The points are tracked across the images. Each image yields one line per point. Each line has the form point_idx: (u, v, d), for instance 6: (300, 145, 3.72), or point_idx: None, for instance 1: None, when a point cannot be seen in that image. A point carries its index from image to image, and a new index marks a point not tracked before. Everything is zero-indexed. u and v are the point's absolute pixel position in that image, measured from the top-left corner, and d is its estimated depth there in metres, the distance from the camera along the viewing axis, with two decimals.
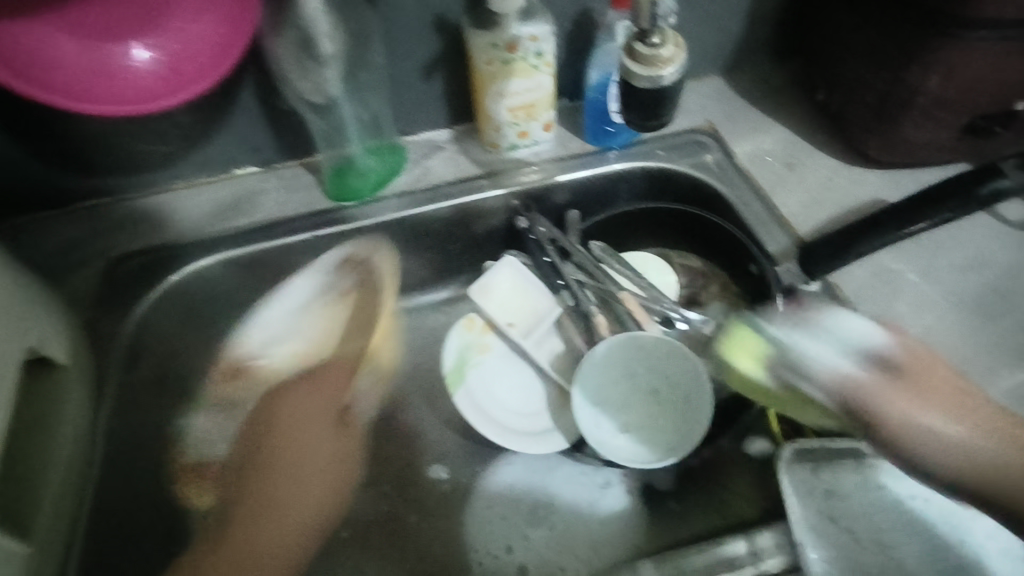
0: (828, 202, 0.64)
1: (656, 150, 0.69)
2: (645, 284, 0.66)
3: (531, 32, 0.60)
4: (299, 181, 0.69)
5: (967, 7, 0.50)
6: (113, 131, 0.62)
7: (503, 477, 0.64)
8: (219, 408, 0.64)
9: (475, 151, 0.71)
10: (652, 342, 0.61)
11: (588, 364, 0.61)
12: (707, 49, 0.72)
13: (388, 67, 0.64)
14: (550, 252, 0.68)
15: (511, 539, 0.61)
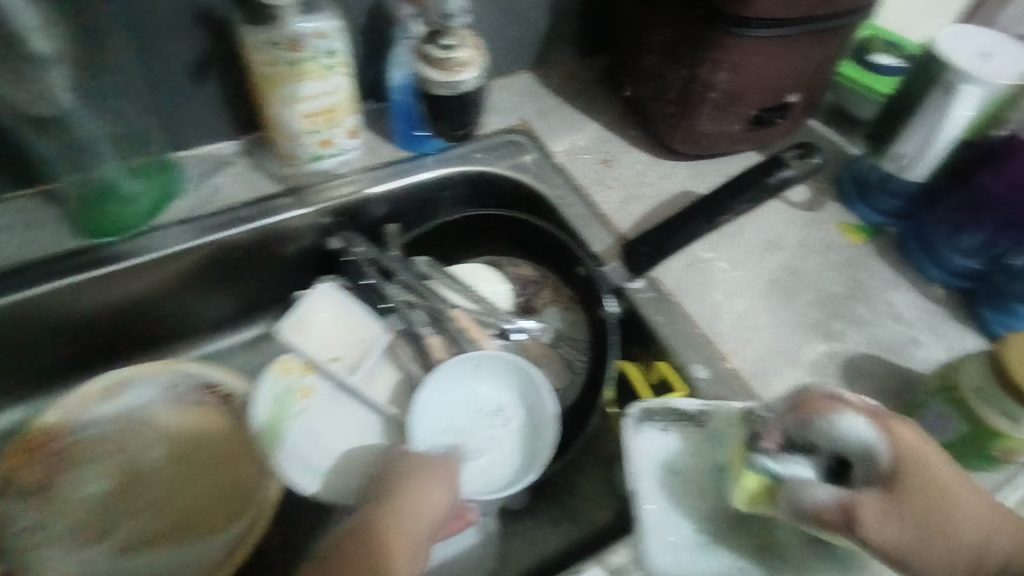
0: (643, 196, 0.65)
1: (473, 152, 0.65)
2: (479, 299, 0.62)
3: (316, 28, 0.52)
4: (34, 217, 0.55)
5: (742, 7, 0.52)
6: None
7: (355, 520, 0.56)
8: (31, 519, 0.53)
9: (270, 164, 0.62)
10: (489, 360, 0.57)
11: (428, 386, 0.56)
12: (513, 45, 0.70)
13: (138, 69, 0.52)
14: (371, 272, 0.62)
15: None
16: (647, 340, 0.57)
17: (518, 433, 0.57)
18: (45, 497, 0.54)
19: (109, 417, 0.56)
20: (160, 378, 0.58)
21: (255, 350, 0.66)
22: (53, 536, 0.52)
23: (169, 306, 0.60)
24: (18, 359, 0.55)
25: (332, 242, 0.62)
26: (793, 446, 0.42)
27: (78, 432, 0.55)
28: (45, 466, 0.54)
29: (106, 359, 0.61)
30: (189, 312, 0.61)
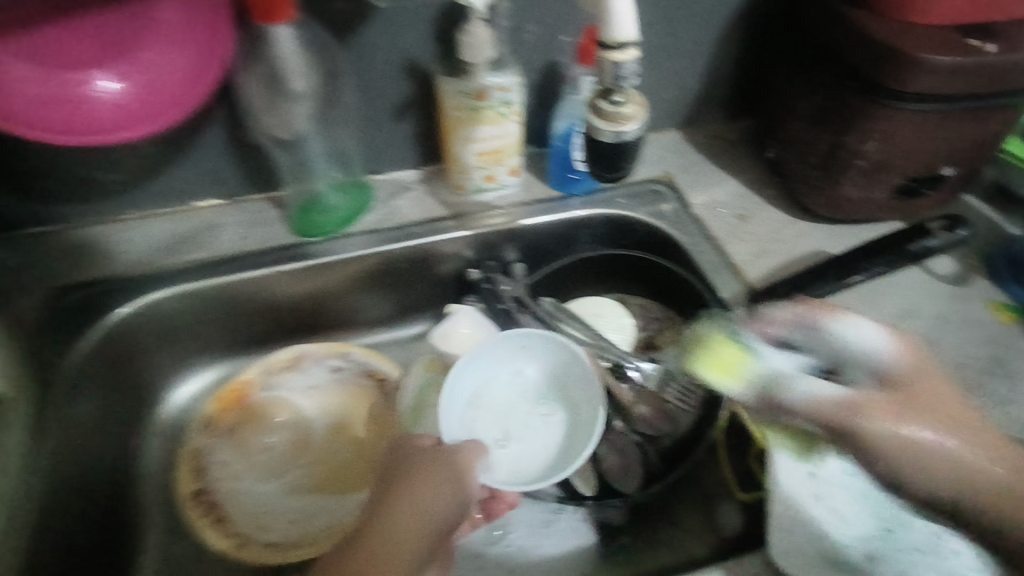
0: (776, 252, 0.67)
1: (618, 198, 0.72)
2: (588, 330, 0.68)
3: (500, 83, 0.62)
4: (262, 217, 0.69)
5: (897, 80, 0.54)
6: (74, 158, 0.61)
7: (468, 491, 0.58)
8: (230, 454, 0.64)
9: (442, 191, 0.73)
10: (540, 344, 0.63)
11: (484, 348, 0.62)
12: (665, 104, 0.77)
13: (359, 107, 0.65)
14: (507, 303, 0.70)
15: None
16: None
17: (560, 425, 0.62)
18: (241, 441, 0.65)
19: (289, 386, 0.68)
20: (330, 362, 0.69)
21: (406, 347, 0.76)
22: (235, 472, 0.63)
23: (346, 301, 0.71)
24: (232, 327, 0.69)
25: (473, 273, 0.71)
26: (784, 346, 0.53)
27: (264, 391, 0.67)
28: (238, 413, 0.66)
29: (292, 337, 0.73)
30: (359, 308, 0.73)
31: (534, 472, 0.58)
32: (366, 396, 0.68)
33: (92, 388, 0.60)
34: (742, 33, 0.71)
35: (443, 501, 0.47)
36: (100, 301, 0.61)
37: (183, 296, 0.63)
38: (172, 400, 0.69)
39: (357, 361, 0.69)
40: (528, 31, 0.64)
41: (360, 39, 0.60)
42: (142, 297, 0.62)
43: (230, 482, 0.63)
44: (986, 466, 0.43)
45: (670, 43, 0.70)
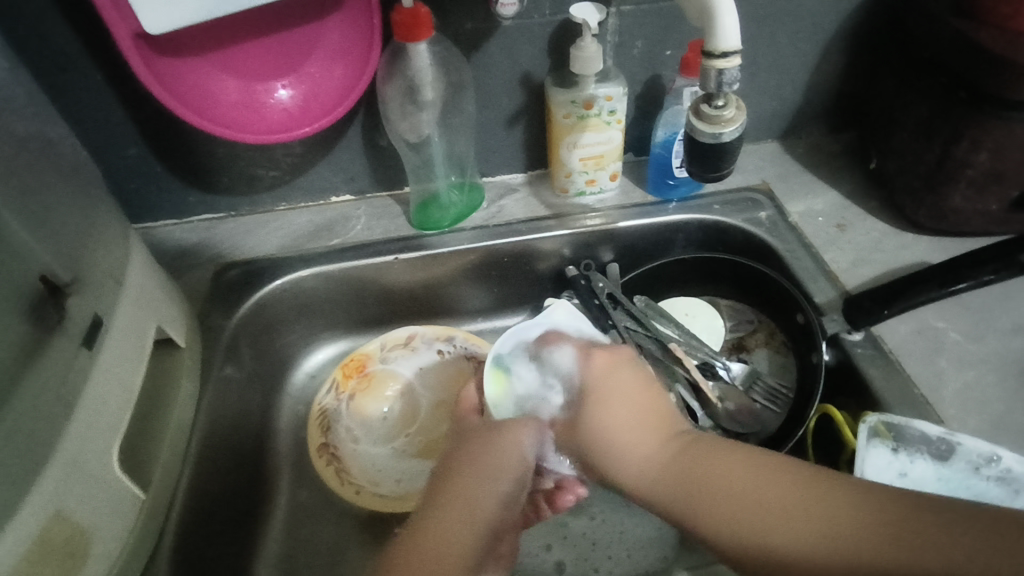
0: (875, 261, 0.67)
1: (713, 204, 0.75)
2: (680, 329, 0.71)
3: (606, 93, 0.68)
4: (388, 210, 0.78)
5: (1010, 89, 0.54)
6: (241, 156, 0.72)
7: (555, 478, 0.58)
8: (350, 420, 0.73)
9: (545, 194, 0.79)
10: None
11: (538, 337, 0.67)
12: (765, 116, 0.79)
13: (476, 115, 0.73)
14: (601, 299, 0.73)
15: (563, 557, 0.64)
16: (859, 392, 0.59)
17: None
18: (359, 410, 0.74)
19: (401, 363, 0.76)
20: (436, 347, 0.77)
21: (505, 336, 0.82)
22: (353, 435, 0.72)
23: (454, 290, 0.79)
24: (355, 308, 0.78)
25: (570, 269, 0.75)
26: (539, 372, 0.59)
27: (381, 363, 0.76)
28: (358, 382, 0.75)
29: (405, 321, 0.81)
30: (465, 298, 0.80)
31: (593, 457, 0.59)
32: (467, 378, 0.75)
33: (243, 351, 0.70)
34: (847, 46, 0.73)
35: (501, 492, 0.51)
36: (253, 276, 0.72)
37: (318, 277, 0.73)
38: (305, 366, 0.78)
39: (460, 347, 0.76)
40: (635, 46, 0.69)
41: (482, 54, 0.68)
42: (285, 276, 0.72)
43: (350, 443, 0.71)
44: (765, 492, 0.40)
45: (772, 57, 0.72)
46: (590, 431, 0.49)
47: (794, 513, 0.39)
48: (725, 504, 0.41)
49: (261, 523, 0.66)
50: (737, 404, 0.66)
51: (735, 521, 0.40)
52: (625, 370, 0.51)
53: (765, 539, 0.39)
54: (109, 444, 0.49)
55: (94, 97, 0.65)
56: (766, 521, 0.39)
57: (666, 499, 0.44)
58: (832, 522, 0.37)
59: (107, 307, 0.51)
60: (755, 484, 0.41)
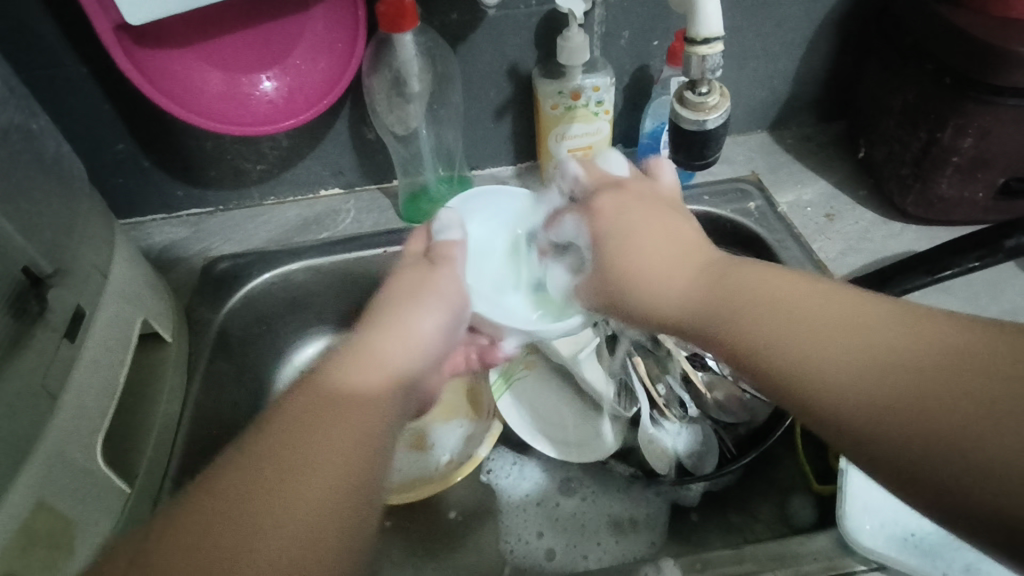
0: (864, 250, 0.67)
1: (702, 195, 0.74)
2: None
3: (593, 83, 0.67)
4: (376, 204, 0.78)
5: (995, 75, 0.54)
6: (228, 149, 0.72)
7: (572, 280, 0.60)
8: None
9: (535, 186, 0.79)
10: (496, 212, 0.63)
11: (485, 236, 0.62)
12: (754, 106, 0.79)
13: (464, 107, 0.73)
14: None
15: (554, 545, 0.64)
16: None
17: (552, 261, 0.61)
18: None
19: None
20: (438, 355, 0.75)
21: None
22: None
23: None
24: (344, 302, 0.77)
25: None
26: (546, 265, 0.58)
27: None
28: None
29: None
30: None
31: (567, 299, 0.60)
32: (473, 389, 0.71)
33: (231, 346, 0.70)
34: (835, 35, 0.72)
35: (424, 336, 0.49)
36: (241, 270, 0.72)
37: (307, 271, 0.73)
38: (293, 360, 0.78)
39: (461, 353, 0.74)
40: (621, 36, 0.69)
41: (468, 45, 0.67)
42: (273, 270, 0.72)
43: None
44: (817, 312, 0.35)
45: (760, 46, 0.72)
46: (622, 258, 0.44)
47: (866, 338, 0.32)
48: (755, 317, 0.36)
49: None
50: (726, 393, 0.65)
51: (786, 332, 0.35)
52: (646, 198, 0.47)
53: (809, 348, 0.33)
54: (92, 438, 0.49)
55: (78, 90, 0.65)
56: (823, 347, 0.33)
57: (690, 315, 0.39)
58: (914, 347, 0.31)
59: (90, 300, 0.51)
60: (800, 299, 0.36)
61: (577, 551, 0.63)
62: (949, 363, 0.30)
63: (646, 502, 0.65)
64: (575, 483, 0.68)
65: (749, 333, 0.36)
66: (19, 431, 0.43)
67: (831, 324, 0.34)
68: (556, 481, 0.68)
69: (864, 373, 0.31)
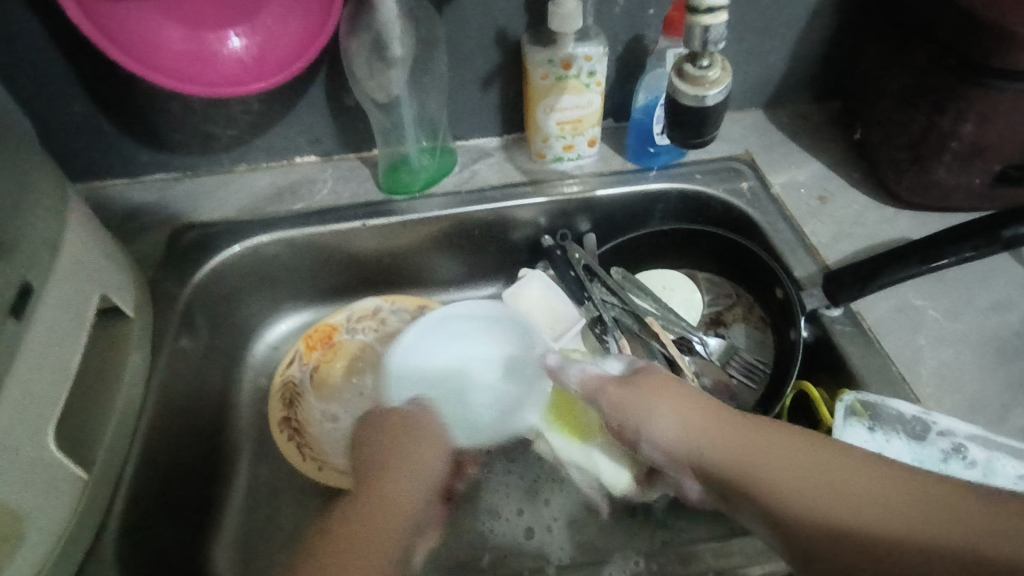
0: (856, 235, 0.66)
1: (694, 173, 0.72)
2: (657, 302, 0.68)
3: (586, 53, 0.64)
4: (354, 173, 0.74)
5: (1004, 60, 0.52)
6: (194, 112, 0.67)
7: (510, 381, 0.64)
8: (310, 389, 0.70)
9: (521, 160, 0.75)
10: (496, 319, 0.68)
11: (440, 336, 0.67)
12: (750, 81, 0.76)
13: (449, 74, 0.69)
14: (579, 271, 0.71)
15: (532, 524, 0.63)
16: (835, 368, 0.58)
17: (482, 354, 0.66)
18: (321, 380, 0.71)
19: (369, 337, 0.73)
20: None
21: None
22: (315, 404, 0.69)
23: (421, 258, 0.75)
24: (321, 277, 0.74)
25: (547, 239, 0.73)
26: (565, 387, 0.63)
27: (349, 334, 0.73)
28: (324, 353, 0.72)
29: (364, 289, 0.77)
30: (433, 266, 0.77)
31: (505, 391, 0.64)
32: None
33: (198, 322, 0.66)
34: (837, 10, 0.70)
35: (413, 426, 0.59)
36: (210, 242, 0.68)
37: (280, 243, 0.69)
38: (266, 336, 0.75)
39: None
40: (617, 3, 0.65)
41: (454, 8, 0.63)
42: (243, 242, 0.68)
43: (325, 421, 0.68)
44: (862, 509, 0.39)
45: (759, 20, 0.69)
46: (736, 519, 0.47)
47: (889, 508, 0.38)
48: (763, 494, 0.44)
49: (220, 499, 0.65)
50: (713, 379, 0.64)
51: (771, 478, 0.44)
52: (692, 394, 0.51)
53: (841, 516, 0.39)
54: (44, 422, 0.46)
55: (28, 43, 0.60)
56: (877, 529, 0.38)
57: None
58: (910, 510, 0.37)
59: (40, 275, 0.48)
60: (799, 460, 0.43)
61: (558, 535, 0.62)
62: (931, 510, 0.36)
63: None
64: (556, 468, 0.66)
65: (805, 502, 0.41)
66: None
67: (854, 490, 0.40)
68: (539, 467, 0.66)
69: (900, 511, 0.38)
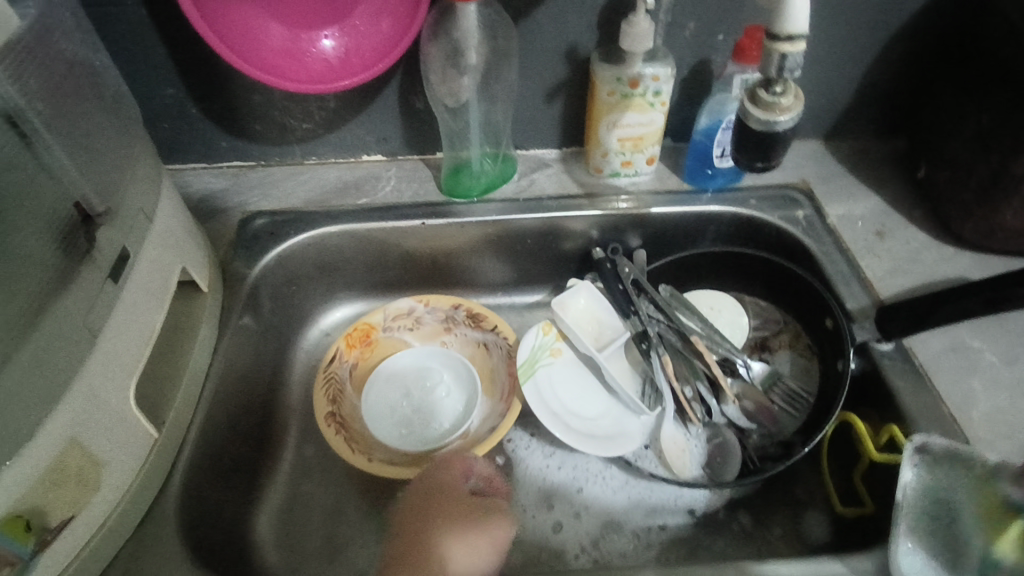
0: (912, 272, 0.66)
1: (749, 198, 0.73)
2: (702, 321, 0.68)
3: (653, 73, 0.65)
4: (417, 174, 0.77)
5: None
6: (275, 105, 0.71)
7: (557, 373, 0.70)
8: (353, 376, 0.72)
9: (578, 172, 0.77)
10: (432, 355, 0.73)
11: (413, 367, 0.72)
12: (812, 113, 0.76)
13: (517, 85, 0.71)
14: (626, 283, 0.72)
15: (563, 518, 0.65)
16: (883, 402, 0.58)
17: (445, 385, 0.71)
18: (364, 373, 0.73)
19: (405, 335, 0.75)
20: (440, 335, 0.76)
21: (522, 313, 0.81)
22: (355, 401, 0.70)
23: (473, 260, 0.78)
24: (376, 270, 0.77)
25: (598, 251, 0.74)
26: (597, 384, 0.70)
27: (385, 333, 0.75)
28: (362, 352, 0.73)
29: (412, 286, 0.80)
30: (484, 270, 0.79)
31: (552, 381, 0.69)
32: (488, 369, 0.73)
33: (261, 304, 0.70)
34: (906, 45, 0.70)
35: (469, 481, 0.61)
36: (278, 228, 0.72)
37: (344, 234, 0.72)
38: (320, 323, 0.78)
39: (463, 335, 0.75)
40: (686, 27, 0.67)
41: (530, 22, 0.66)
42: (309, 231, 0.71)
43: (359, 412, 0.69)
44: None
45: (825, 51, 0.70)
46: None
47: None
48: None
49: (269, 474, 0.67)
50: (756, 403, 0.65)
51: None
52: None
53: None
54: (128, 380, 0.50)
55: (136, 31, 0.65)
56: None
57: None
58: None
59: (136, 243, 0.52)
60: None
61: (589, 534, 0.64)
62: None
63: (663, 500, 0.66)
64: (593, 474, 0.67)
65: None
66: (56, 367, 0.43)
67: None
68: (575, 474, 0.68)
69: None
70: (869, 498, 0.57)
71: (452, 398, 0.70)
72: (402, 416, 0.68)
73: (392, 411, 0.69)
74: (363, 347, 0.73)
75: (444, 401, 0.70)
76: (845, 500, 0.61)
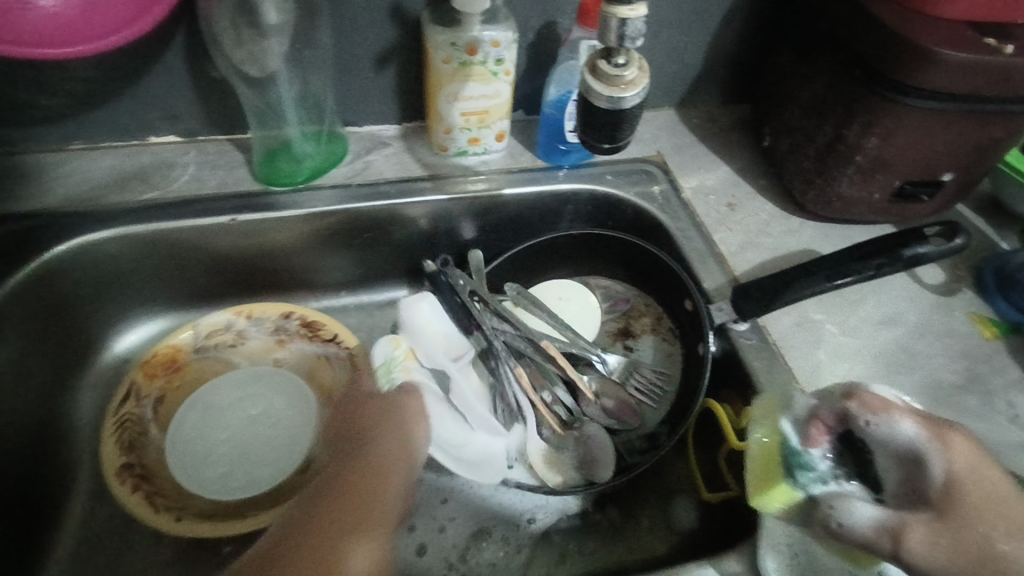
0: (763, 246, 0.65)
1: (605, 174, 0.69)
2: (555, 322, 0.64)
3: (492, 37, 0.57)
4: (223, 158, 0.64)
5: (912, 77, 0.51)
6: (11, 75, 0.55)
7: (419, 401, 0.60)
8: (157, 413, 0.60)
9: (421, 151, 0.68)
10: (247, 375, 0.63)
11: (225, 393, 0.61)
12: (663, 80, 0.73)
13: (337, 49, 0.60)
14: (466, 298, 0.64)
15: (425, 539, 0.58)
16: (741, 384, 0.57)
17: (269, 407, 0.61)
18: (173, 408, 0.61)
19: (224, 354, 0.64)
20: (271, 352, 0.65)
21: (370, 313, 0.72)
22: (162, 442, 0.59)
23: (306, 259, 0.67)
24: (184, 278, 0.64)
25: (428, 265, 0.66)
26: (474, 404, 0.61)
27: (196, 355, 0.63)
28: (167, 380, 0.61)
29: (232, 292, 0.67)
30: (319, 267, 0.68)
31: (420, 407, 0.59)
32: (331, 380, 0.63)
33: (19, 335, 0.54)
34: (749, 9, 0.68)
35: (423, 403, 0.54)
36: (34, 236, 0.56)
37: (129, 240, 0.58)
38: (114, 348, 0.64)
39: (299, 350, 0.65)
40: None
41: None
42: (80, 238, 0.56)
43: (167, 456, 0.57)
44: None
45: (673, 14, 0.66)
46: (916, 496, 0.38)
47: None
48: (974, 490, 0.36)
49: (49, 546, 0.54)
50: (616, 401, 0.62)
51: None
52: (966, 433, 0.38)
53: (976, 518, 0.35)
54: None
55: None
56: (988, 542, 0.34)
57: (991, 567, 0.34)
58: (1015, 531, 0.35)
59: None
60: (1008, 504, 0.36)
61: (455, 547, 0.58)
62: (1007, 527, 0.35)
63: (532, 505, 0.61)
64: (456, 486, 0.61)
65: (970, 499, 0.36)
66: None
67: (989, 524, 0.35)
68: (437, 489, 0.61)
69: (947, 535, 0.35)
70: (734, 482, 0.55)
71: (284, 418, 0.61)
72: (228, 453, 0.58)
73: (214, 451, 0.58)
74: (165, 378, 0.61)
75: (275, 425, 0.60)
76: (710, 483, 0.60)
